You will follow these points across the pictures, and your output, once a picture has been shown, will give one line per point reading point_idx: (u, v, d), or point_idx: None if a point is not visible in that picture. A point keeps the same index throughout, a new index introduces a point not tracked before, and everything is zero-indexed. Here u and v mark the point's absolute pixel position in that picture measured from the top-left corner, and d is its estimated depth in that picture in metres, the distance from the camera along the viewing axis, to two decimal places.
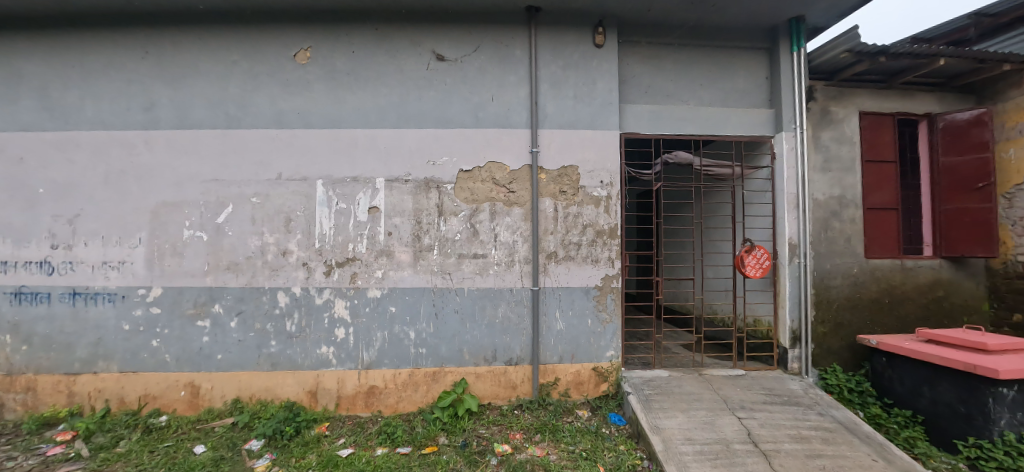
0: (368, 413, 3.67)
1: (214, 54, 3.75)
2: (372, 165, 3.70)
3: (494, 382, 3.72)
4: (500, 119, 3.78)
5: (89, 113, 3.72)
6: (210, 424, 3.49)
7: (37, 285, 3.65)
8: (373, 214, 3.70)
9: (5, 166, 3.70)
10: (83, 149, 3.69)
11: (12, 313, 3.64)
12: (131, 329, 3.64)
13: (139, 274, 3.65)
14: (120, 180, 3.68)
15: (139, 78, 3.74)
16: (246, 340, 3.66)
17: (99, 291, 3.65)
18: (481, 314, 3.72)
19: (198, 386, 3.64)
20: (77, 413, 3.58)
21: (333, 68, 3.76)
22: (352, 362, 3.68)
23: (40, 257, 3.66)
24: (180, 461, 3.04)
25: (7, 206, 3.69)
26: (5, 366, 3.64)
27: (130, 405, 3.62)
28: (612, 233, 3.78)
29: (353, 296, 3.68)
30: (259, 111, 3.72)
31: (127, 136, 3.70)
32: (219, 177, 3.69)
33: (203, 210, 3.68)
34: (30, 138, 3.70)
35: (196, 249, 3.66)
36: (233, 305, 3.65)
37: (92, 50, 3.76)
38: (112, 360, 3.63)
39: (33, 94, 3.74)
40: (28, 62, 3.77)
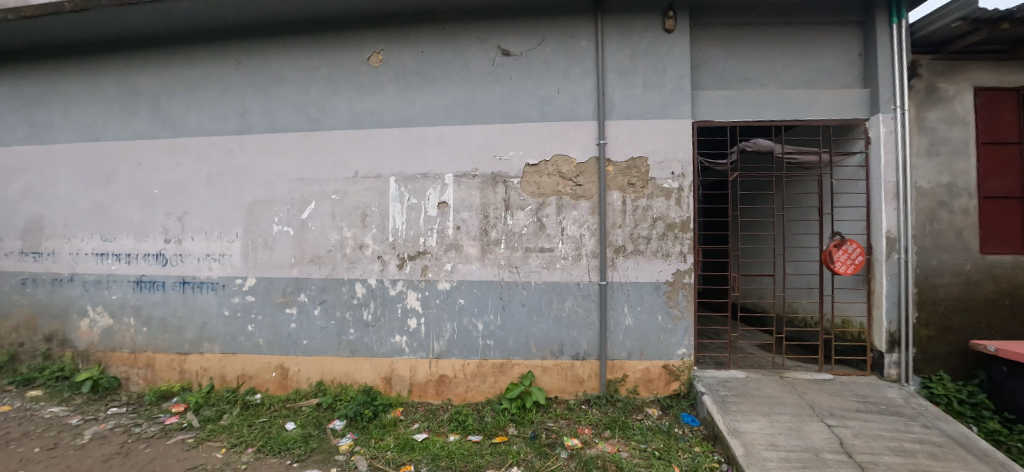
0: (439, 401, 3.81)
1: (297, 62, 4.02)
2: (441, 160, 3.81)
3: (561, 375, 3.72)
4: (566, 111, 3.73)
5: (194, 121, 4.15)
6: (298, 403, 3.79)
7: (154, 274, 4.14)
8: (442, 209, 3.81)
9: (127, 171, 4.22)
10: (189, 154, 4.12)
11: (135, 298, 4.16)
12: (230, 314, 4.03)
13: (237, 265, 4.03)
14: (220, 181, 4.07)
15: (233, 87, 4.11)
16: (328, 328, 3.92)
17: (204, 281, 4.07)
18: (548, 307, 3.72)
19: (287, 368, 3.96)
20: (187, 388, 4.02)
21: (403, 69, 3.90)
22: (424, 351, 3.84)
23: (156, 250, 4.15)
24: (275, 436, 3.33)
25: (130, 205, 4.21)
26: (130, 345, 4.17)
27: (231, 383, 4.02)
28: (685, 226, 3.62)
29: (424, 288, 3.82)
30: (337, 114, 3.96)
31: (225, 141, 4.08)
32: (303, 176, 3.97)
33: (290, 207, 3.98)
34: (147, 145, 4.19)
35: (284, 243, 3.97)
36: (316, 294, 3.93)
37: (195, 64, 4.17)
38: (215, 343, 4.04)
39: (148, 107, 4.23)
40: (143, 78, 4.27)
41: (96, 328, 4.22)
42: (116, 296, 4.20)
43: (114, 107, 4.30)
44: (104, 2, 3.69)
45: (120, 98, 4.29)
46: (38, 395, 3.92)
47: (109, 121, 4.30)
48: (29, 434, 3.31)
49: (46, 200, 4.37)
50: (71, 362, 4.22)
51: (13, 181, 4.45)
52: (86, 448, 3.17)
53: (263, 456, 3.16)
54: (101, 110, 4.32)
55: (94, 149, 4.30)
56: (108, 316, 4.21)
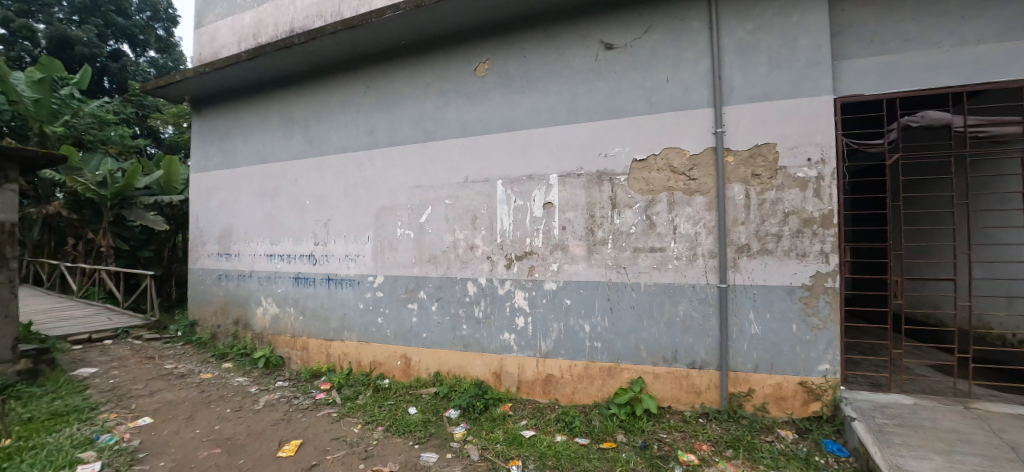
0: (546, 400, 3.85)
1: (414, 79, 4.43)
2: (546, 162, 3.86)
3: (675, 384, 3.48)
4: (677, 101, 3.49)
5: (334, 140, 4.82)
6: (419, 390, 4.15)
7: (307, 272, 4.91)
8: (548, 209, 3.86)
9: (287, 185, 5.08)
10: (331, 169, 4.80)
11: (294, 291, 4.98)
12: (364, 307, 4.58)
13: (369, 264, 4.57)
14: (354, 190, 4.66)
15: (363, 108, 4.67)
16: (443, 323, 4.23)
17: (344, 278, 4.70)
18: (660, 311, 3.52)
19: (410, 358, 4.36)
20: (332, 370, 4.67)
21: (508, 75, 4.04)
22: (531, 350, 3.91)
23: (308, 251, 4.92)
24: (400, 418, 3.69)
25: (289, 214, 5.05)
26: (291, 330, 5.00)
27: (365, 368, 4.57)
28: (825, 221, 3.13)
29: (531, 287, 3.90)
30: (449, 123, 4.26)
31: (358, 155, 4.66)
32: (420, 183, 4.35)
33: (410, 212, 4.39)
34: (301, 163, 4.99)
35: (406, 244, 4.39)
36: (434, 291, 4.27)
37: (334, 91, 4.84)
38: (353, 332, 4.63)
39: (301, 131, 5.03)
40: (296, 107, 5.08)
41: (267, 314, 5.15)
42: (280, 290, 5.07)
43: (277, 133, 5.20)
44: (268, 48, 4.50)
45: (281, 126, 5.17)
46: (230, 366, 4.91)
47: (274, 146, 5.21)
48: (224, 396, 4.16)
49: (234, 212, 5.47)
50: (251, 342, 5.20)
51: (213, 198, 5.67)
52: (260, 412, 3.87)
53: (390, 435, 3.51)
54: (268, 137, 5.26)
55: (264, 170, 5.25)
56: (275, 305, 5.11)
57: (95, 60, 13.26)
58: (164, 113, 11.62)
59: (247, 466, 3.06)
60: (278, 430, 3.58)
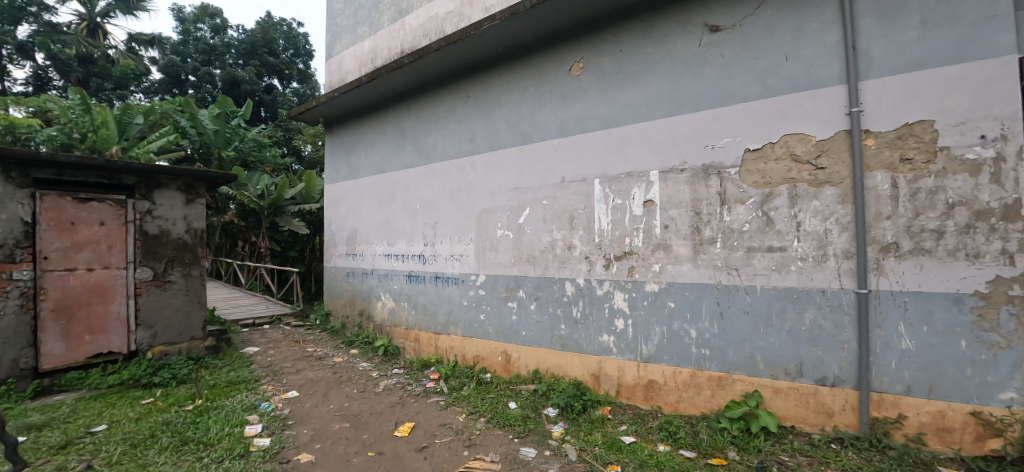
0: (648, 406, 3.70)
1: (512, 85, 4.61)
2: (645, 158, 3.73)
3: (800, 402, 3.10)
4: (798, 81, 3.13)
5: (440, 149, 5.22)
6: (519, 386, 4.28)
7: (418, 270, 5.38)
8: (648, 207, 3.72)
9: (401, 192, 5.62)
10: (438, 175, 5.21)
11: (407, 288, 5.49)
12: (468, 304, 4.87)
13: (472, 263, 4.85)
14: (458, 194, 4.99)
15: (465, 117, 4.99)
16: (542, 322, 4.31)
17: (450, 276, 5.04)
18: (781, 318, 3.17)
19: (510, 355, 4.52)
20: (440, 361, 5.04)
21: (604, 71, 4.00)
22: (631, 353, 3.80)
23: (418, 252, 5.38)
24: (500, 412, 3.85)
25: (402, 217, 5.58)
26: (405, 322, 5.51)
27: (469, 361, 4.84)
28: (1007, 213, 2.55)
29: (632, 288, 3.79)
30: (545, 125, 4.35)
31: (461, 162, 4.99)
32: (518, 185, 4.50)
33: (509, 213, 4.56)
34: (412, 172, 5.50)
35: (506, 244, 4.57)
36: (532, 291, 4.38)
37: (439, 103, 5.25)
38: (458, 327, 4.95)
39: (412, 143, 5.54)
40: (407, 120, 5.61)
41: (385, 308, 5.75)
42: (396, 286, 5.63)
43: (392, 145, 5.79)
44: (383, 70, 5.06)
45: (395, 138, 5.75)
46: (356, 352, 5.58)
47: (389, 157, 5.81)
48: (351, 378, 4.75)
49: (358, 217, 6.22)
50: (373, 332, 5.85)
51: (342, 206, 6.51)
52: (380, 395, 4.34)
53: (492, 426, 3.68)
54: (384, 150, 5.88)
55: (382, 179, 5.89)
56: (392, 299, 5.68)
57: (254, 95, 16.12)
58: (304, 135, 13.64)
59: (370, 441, 3.45)
60: (395, 412, 3.97)
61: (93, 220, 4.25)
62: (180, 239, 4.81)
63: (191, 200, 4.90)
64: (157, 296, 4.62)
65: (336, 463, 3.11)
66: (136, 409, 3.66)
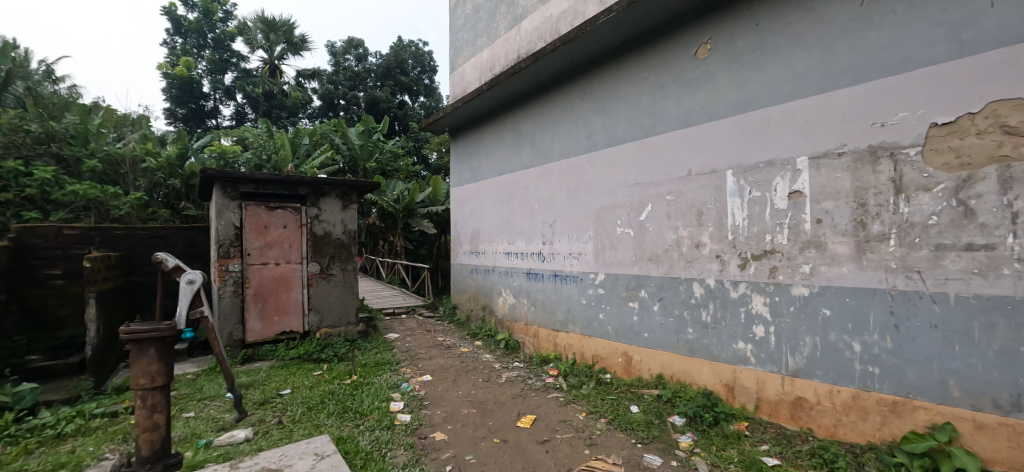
0: (795, 427, 3.24)
1: (630, 77, 4.45)
2: (791, 143, 3.28)
3: (1018, 444, 2.41)
4: (1012, 31, 2.45)
5: (556, 148, 5.29)
6: (642, 390, 4.10)
7: (537, 268, 5.52)
8: (795, 199, 3.27)
9: (520, 192, 5.84)
10: (555, 175, 5.28)
11: (527, 285, 5.67)
12: (587, 302, 4.84)
13: (590, 262, 4.81)
14: (576, 193, 4.99)
15: (581, 114, 4.97)
16: (667, 324, 4.07)
17: (568, 274, 5.07)
18: (988, 333, 2.52)
19: (631, 356, 4.36)
20: (559, 358, 5.09)
21: (736, 51, 3.63)
22: (774, 365, 3.36)
23: (537, 250, 5.52)
24: (622, 414, 3.74)
25: (521, 217, 5.79)
26: (525, 318, 5.70)
27: (587, 360, 4.80)
28: None
29: (774, 292, 3.38)
30: (668, 116, 4.10)
31: (578, 160, 4.98)
32: (639, 181, 4.32)
33: (629, 211, 4.41)
34: (530, 173, 5.67)
35: (627, 242, 4.42)
36: (655, 291, 4.17)
37: (555, 103, 5.31)
38: (577, 325, 4.95)
39: (529, 144, 5.71)
40: (524, 123, 5.81)
41: (506, 303, 6.02)
42: (516, 282, 5.85)
43: (510, 148, 6.05)
44: (502, 77, 5.32)
45: (514, 141, 5.99)
46: (480, 344, 5.95)
47: (508, 159, 6.07)
48: (476, 368, 5.08)
49: (480, 217, 6.63)
50: (494, 326, 6.18)
51: (465, 207, 7.02)
52: (502, 386, 4.56)
53: (613, 428, 3.60)
54: (503, 153, 6.17)
55: (502, 181, 6.19)
56: (512, 295, 5.92)
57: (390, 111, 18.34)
58: (432, 143, 15.10)
59: (495, 428, 3.65)
60: (517, 403, 4.13)
61: (279, 224, 5.26)
62: (339, 239, 5.68)
63: (347, 205, 5.76)
64: (323, 287, 5.52)
65: (466, 445, 3.35)
66: (310, 379, 4.43)
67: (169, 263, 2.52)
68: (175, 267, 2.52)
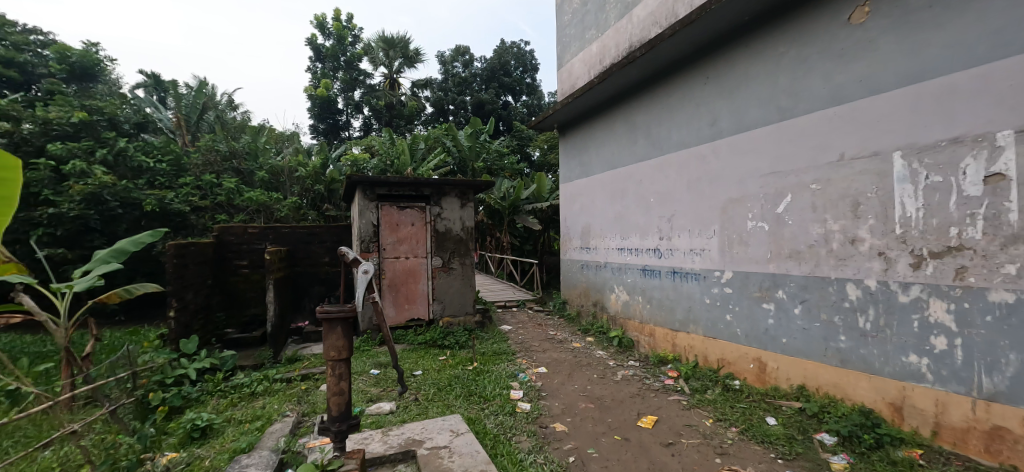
0: (992, 463, 2.66)
1: (763, 54, 4.04)
2: (989, 114, 2.67)
3: None
4: None
5: (675, 138, 5.02)
6: (779, 401, 3.72)
7: (653, 264, 5.31)
8: (994, 184, 2.67)
9: (633, 186, 5.67)
10: (673, 166, 5.01)
11: (642, 282, 5.50)
12: (711, 302, 4.53)
13: (715, 259, 4.48)
14: (698, 185, 4.68)
15: (704, 100, 4.64)
16: (811, 330, 3.63)
17: (689, 272, 4.79)
18: None
19: (765, 363, 3.98)
20: (678, 359, 4.85)
21: (906, 9, 3.08)
22: (961, 385, 2.80)
23: (654, 246, 5.31)
24: (756, 425, 3.43)
25: (636, 211, 5.62)
26: (639, 316, 5.54)
27: (711, 364, 4.49)
28: None
29: (962, 297, 2.80)
30: (812, 94, 3.63)
31: (700, 149, 4.66)
32: (776, 169, 3.90)
33: (763, 203, 4.01)
34: (645, 165, 5.47)
35: (759, 238, 4.04)
36: (796, 292, 3.74)
37: (673, 91, 5.05)
38: (699, 326, 4.65)
39: (643, 136, 5.52)
40: (638, 114, 5.62)
41: (619, 300, 5.92)
42: (630, 279, 5.71)
43: (623, 141, 5.90)
44: (614, 68, 5.24)
45: (626, 134, 5.83)
46: (592, 340, 5.95)
47: (620, 152, 5.94)
48: (590, 363, 5.09)
49: (591, 212, 6.59)
50: (607, 323, 6.12)
51: (576, 203, 7.04)
52: (619, 384, 4.50)
53: (746, 439, 3.32)
54: (615, 146, 6.05)
55: (614, 175, 6.08)
56: (625, 292, 5.79)
57: (495, 113, 19.18)
58: (537, 141, 15.42)
59: (615, 425, 3.62)
60: (636, 403, 4.04)
61: (409, 222, 5.84)
62: (459, 235, 6.11)
63: (465, 203, 6.16)
64: (445, 279, 6.01)
65: (586, 438, 3.38)
66: (437, 363, 4.87)
67: (349, 255, 2.57)
68: (358, 258, 2.52)
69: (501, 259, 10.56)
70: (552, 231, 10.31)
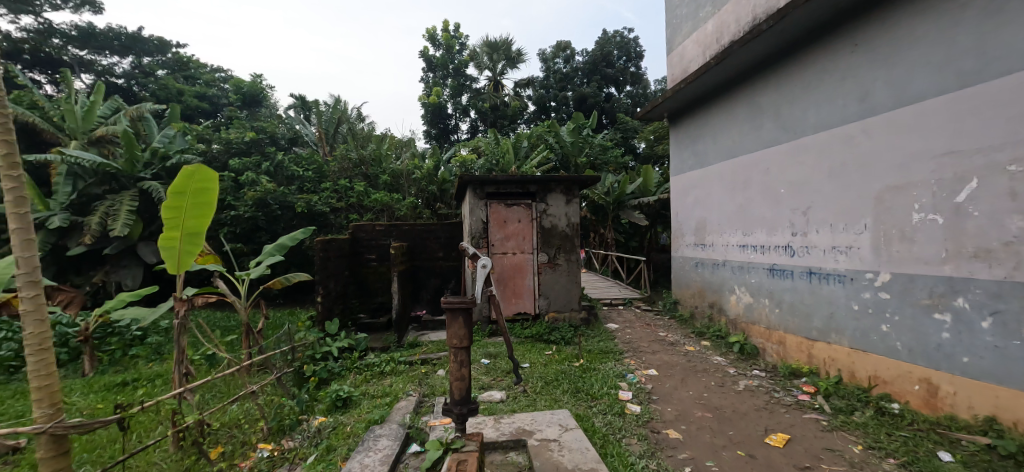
0: None
1: (937, 8, 3.31)
2: None
3: None
4: None
5: (811, 119, 4.36)
6: (957, 434, 3.02)
7: (784, 263, 4.71)
8: None
9: (759, 176, 5.08)
10: (810, 151, 4.37)
11: (769, 283, 4.91)
12: (861, 309, 3.86)
13: (867, 258, 3.80)
14: (843, 171, 4.01)
15: (851, 72, 3.96)
16: (1008, 349, 2.88)
17: (831, 272, 4.14)
18: None
19: (936, 386, 3.26)
20: (816, 373, 4.23)
21: None
22: None
23: (785, 242, 4.70)
24: (925, 460, 2.84)
25: (762, 204, 5.03)
26: (766, 321, 4.96)
27: (861, 382, 3.83)
28: None
29: None
30: (1012, 50, 2.87)
31: (846, 129, 3.98)
32: (954, 148, 3.16)
33: (936, 190, 3.28)
34: (773, 152, 4.87)
35: (930, 233, 3.31)
36: (985, 301, 3.00)
37: (810, 64, 4.41)
38: (844, 336, 4.00)
39: (771, 118, 4.91)
40: (765, 94, 5.03)
41: (741, 302, 5.37)
42: (755, 280, 5.14)
43: (746, 126, 5.33)
44: (736, 46, 4.76)
45: (750, 117, 5.26)
46: (708, 344, 5.51)
47: (742, 139, 5.37)
48: (707, 370, 4.72)
49: (708, 206, 6.08)
50: (726, 327, 5.61)
51: (689, 196, 6.57)
52: (742, 394, 4.09)
53: None
54: (736, 132, 5.49)
55: (734, 164, 5.52)
56: (749, 294, 5.24)
57: (597, 106, 18.79)
58: (643, 132, 14.73)
59: (737, 439, 3.30)
60: (762, 417, 3.63)
61: (515, 218, 6.02)
62: (564, 231, 6.12)
63: (570, 199, 6.14)
64: (550, 275, 6.08)
65: (704, 449, 3.14)
66: (543, 357, 4.95)
67: (468, 250, 2.76)
68: (477, 253, 2.69)
69: (605, 256, 10.34)
70: (660, 227, 9.79)
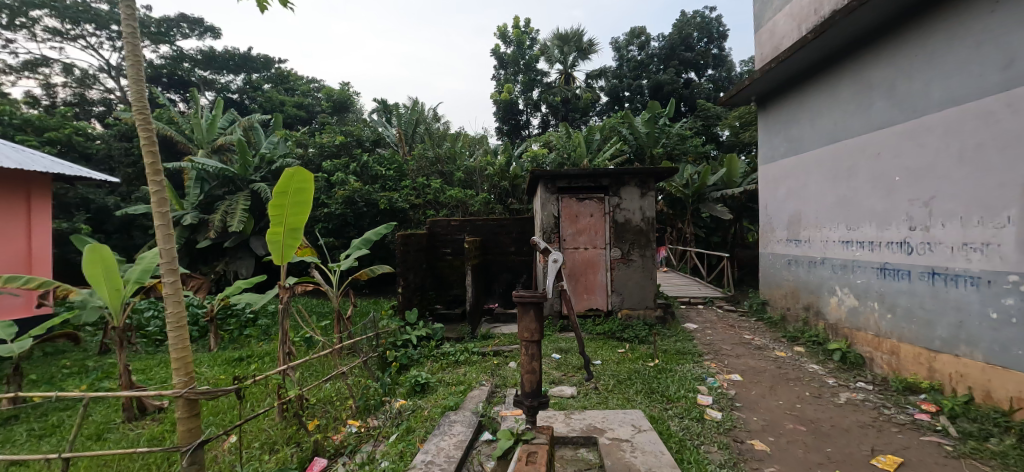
0: None
1: None
2: None
3: None
4: None
5: (936, 94, 3.75)
6: None
7: (899, 262, 4.11)
8: None
9: (867, 162, 4.47)
10: (934, 132, 3.75)
11: (879, 284, 4.32)
12: (1000, 318, 3.25)
13: (1011, 257, 3.18)
14: (979, 154, 3.39)
15: (993, 35, 3.34)
16: None
17: (961, 274, 3.54)
18: None
19: None
20: (938, 389, 3.65)
21: None
22: None
23: (900, 238, 4.09)
24: None
25: (871, 194, 4.43)
26: (874, 328, 4.38)
27: (999, 404, 3.22)
28: None
29: None
30: None
31: (984, 104, 3.36)
32: None
33: None
34: (885, 134, 4.26)
35: None
36: None
37: (934, 30, 3.80)
38: (979, 349, 3.39)
39: (883, 95, 4.30)
40: (876, 68, 4.42)
41: (843, 305, 4.81)
42: (861, 280, 4.55)
43: (851, 106, 4.73)
44: (838, 15, 4.25)
45: (857, 96, 4.65)
46: (802, 350, 5.01)
47: (847, 120, 4.77)
48: (800, 378, 4.30)
49: (803, 198, 5.51)
50: (824, 333, 5.06)
51: (781, 186, 5.99)
52: (844, 408, 3.65)
53: None
54: (840, 113, 4.90)
55: (836, 150, 4.93)
56: (854, 297, 4.65)
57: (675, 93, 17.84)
58: (727, 119, 13.70)
59: (836, 457, 2.95)
60: (868, 435, 3.22)
61: (587, 213, 5.93)
62: (638, 225, 5.90)
63: (645, 192, 5.91)
64: (624, 271, 5.91)
65: (793, 464, 2.87)
66: (615, 355, 4.83)
67: (541, 245, 2.76)
68: (550, 248, 2.70)
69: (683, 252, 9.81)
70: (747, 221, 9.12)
